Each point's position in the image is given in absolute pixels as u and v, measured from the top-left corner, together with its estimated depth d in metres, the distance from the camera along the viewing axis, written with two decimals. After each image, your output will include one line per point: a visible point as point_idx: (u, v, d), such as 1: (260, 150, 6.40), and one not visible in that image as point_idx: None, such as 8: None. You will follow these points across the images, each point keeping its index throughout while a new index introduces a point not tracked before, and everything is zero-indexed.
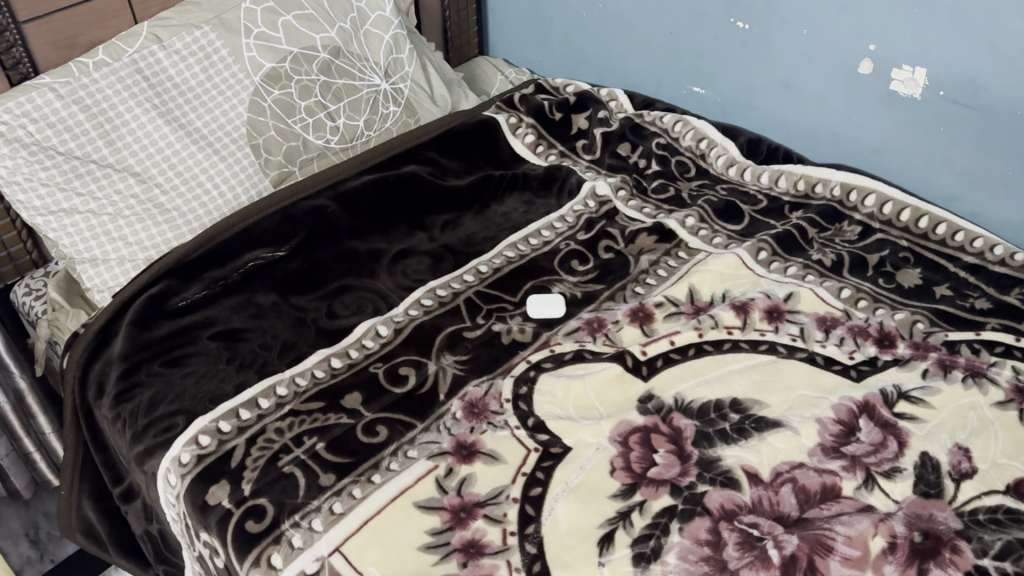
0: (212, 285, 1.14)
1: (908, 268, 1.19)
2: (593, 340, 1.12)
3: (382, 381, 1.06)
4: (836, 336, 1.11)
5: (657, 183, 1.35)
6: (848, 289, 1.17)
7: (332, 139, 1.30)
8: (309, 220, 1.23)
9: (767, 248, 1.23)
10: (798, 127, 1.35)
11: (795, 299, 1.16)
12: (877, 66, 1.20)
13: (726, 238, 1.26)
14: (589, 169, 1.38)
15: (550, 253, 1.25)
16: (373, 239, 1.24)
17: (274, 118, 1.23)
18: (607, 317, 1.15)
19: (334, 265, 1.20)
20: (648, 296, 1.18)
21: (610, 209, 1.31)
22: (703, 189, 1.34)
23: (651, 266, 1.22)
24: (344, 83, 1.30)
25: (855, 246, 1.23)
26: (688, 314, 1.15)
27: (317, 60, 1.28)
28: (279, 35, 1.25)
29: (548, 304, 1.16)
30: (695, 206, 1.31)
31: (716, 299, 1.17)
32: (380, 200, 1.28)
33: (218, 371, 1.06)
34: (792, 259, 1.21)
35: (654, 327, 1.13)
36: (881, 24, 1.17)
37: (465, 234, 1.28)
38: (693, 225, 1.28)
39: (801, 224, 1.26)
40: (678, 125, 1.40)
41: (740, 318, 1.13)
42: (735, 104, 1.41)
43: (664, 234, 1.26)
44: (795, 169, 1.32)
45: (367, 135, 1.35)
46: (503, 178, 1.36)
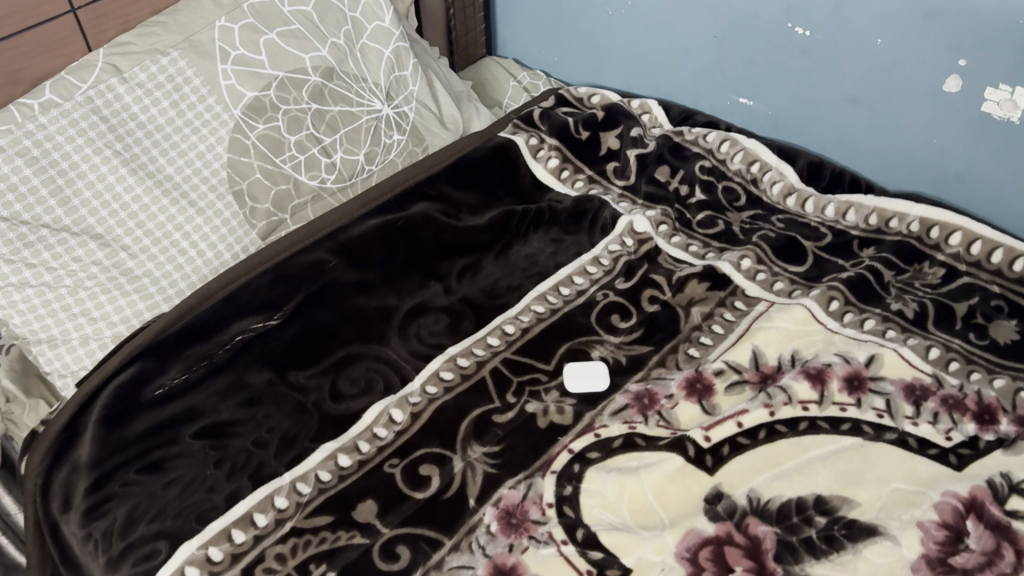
0: (194, 366, 0.96)
1: (1003, 319, 1.03)
2: (645, 420, 0.96)
3: (400, 484, 0.89)
4: (928, 410, 0.96)
5: (703, 215, 1.18)
6: (937, 348, 1.01)
7: (328, 178, 1.11)
8: (306, 280, 1.04)
9: (839, 296, 1.07)
10: (867, 147, 1.18)
11: (877, 363, 1.00)
12: (967, 83, 1.02)
13: (789, 283, 1.09)
14: (623, 198, 1.20)
15: (586, 306, 1.08)
16: (382, 294, 1.07)
17: (259, 157, 1.05)
18: (659, 390, 0.99)
19: (339, 330, 1.02)
20: (705, 360, 1.01)
21: (651, 248, 1.14)
22: (758, 222, 1.16)
23: (704, 320, 1.06)
24: (339, 111, 1.11)
25: (940, 292, 1.07)
26: (754, 384, 0.99)
27: (308, 84, 1.08)
28: (261, 58, 1.06)
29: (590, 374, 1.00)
30: (750, 243, 1.14)
31: (784, 363, 1.01)
32: (387, 249, 1.10)
33: (205, 478, 0.89)
34: (868, 309, 1.06)
35: (716, 403, 0.98)
36: (974, 34, 0.98)
37: (485, 284, 1.11)
38: (749, 267, 1.11)
39: (876, 266, 1.09)
40: (725, 144, 1.22)
41: (817, 390, 0.97)
42: (789, 118, 1.23)
43: (717, 280, 1.09)
44: (868, 201, 1.14)
45: (368, 170, 1.16)
46: (527, 213, 1.18)
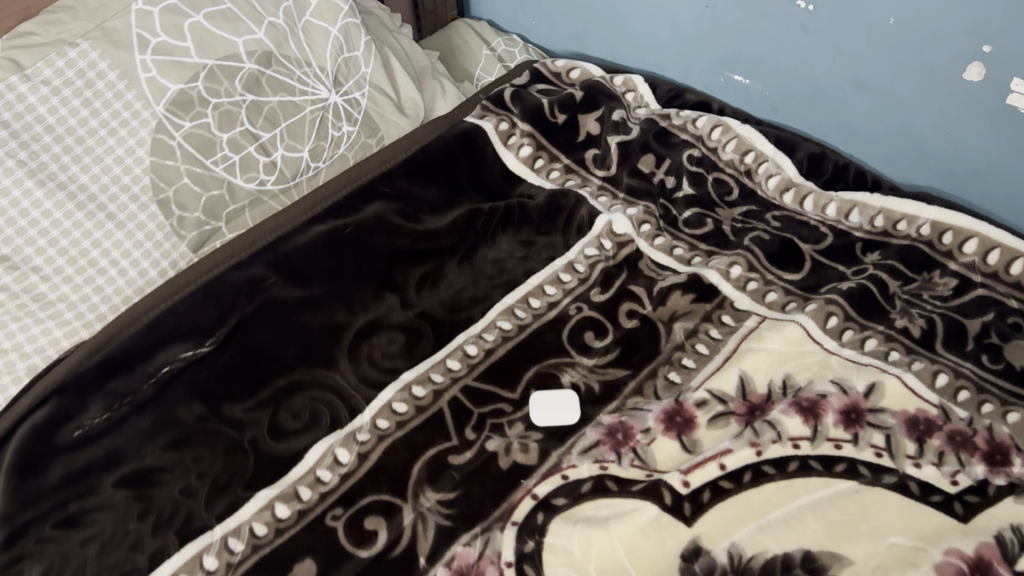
0: (116, 403, 0.87)
1: (1021, 339, 0.93)
2: (618, 460, 0.87)
3: (344, 540, 0.81)
4: (932, 449, 0.86)
5: (690, 213, 1.06)
6: (945, 374, 0.91)
7: (268, 179, 0.99)
8: (241, 298, 0.94)
9: (837, 311, 0.96)
10: (873, 137, 1.05)
11: (878, 392, 0.90)
12: (991, 72, 0.89)
13: (783, 295, 0.98)
14: (603, 192, 1.08)
15: (557, 321, 0.97)
16: (329, 310, 0.96)
17: (187, 160, 0.93)
18: (634, 423, 0.89)
19: (279, 352, 0.93)
20: (687, 388, 0.91)
21: (632, 253, 1.02)
22: (751, 220, 1.05)
23: (687, 339, 0.95)
24: (279, 102, 0.99)
25: (951, 305, 0.96)
26: (739, 417, 0.89)
27: (241, 73, 0.96)
28: (187, 43, 0.92)
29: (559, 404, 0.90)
30: (741, 247, 1.02)
31: (775, 392, 0.90)
32: (334, 259, 0.99)
33: (128, 534, 0.80)
34: (870, 326, 0.95)
35: (697, 439, 0.88)
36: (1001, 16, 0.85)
37: (447, 295, 1.00)
38: (740, 276, 1.00)
39: (879, 275, 0.98)
40: (717, 131, 1.10)
41: (810, 426, 0.88)
42: (787, 100, 1.10)
43: (703, 291, 0.98)
44: (874, 200, 1.02)
45: (315, 168, 1.03)
46: (494, 212, 1.06)
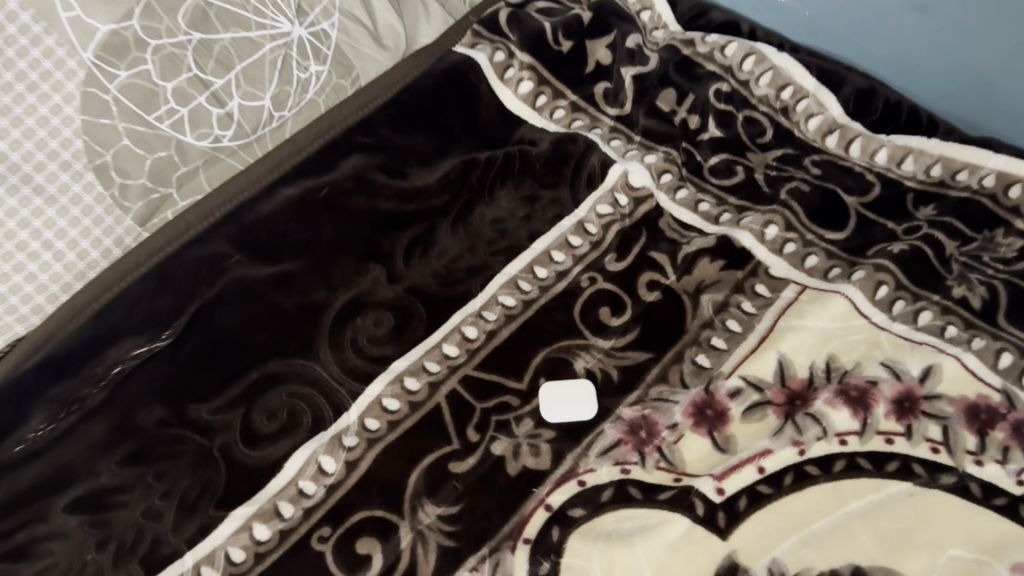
0: (63, 412, 0.74)
1: None
2: (642, 461, 0.77)
3: (333, 565, 0.71)
4: (995, 443, 0.76)
5: (717, 158, 0.92)
6: (1010, 353, 0.79)
7: (224, 134, 0.82)
8: (201, 279, 0.81)
9: (888, 280, 0.84)
10: (929, 69, 0.90)
11: (934, 377, 0.79)
12: None
13: (826, 258, 0.86)
14: (615, 134, 0.94)
15: (568, 295, 0.85)
16: (305, 288, 0.84)
17: (125, 117, 0.76)
18: (659, 418, 0.79)
19: (250, 340, 0.81)
20: (719, 373, 0.80)
21: (651, 210, 0.89)
22: (789, 167, 0.91)
23: (717, 313, 0.84)
24: (233, 39, 0.80)
25: (1014, 270, 0.83)
26: (779, 409, 0.78)
27: (185, 7, 0.76)
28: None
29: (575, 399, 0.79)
30: (776, 202, 0.89)
31: (818, 377, 0.80)
32: (307, 228, 0.85)
33: (86, 566, 0.70)
34: (923, 297, 0.83)
35: (731, 435, 0.77)
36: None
37: (441, 265, 0.87)
38: (776, 237, 0.87)
39: (934, 234, 0.86)
40: (749, 61, 0.93)
41: (859, 419, 0.77)
42: (830, 23, 0.94)
43: (734, 256, 0.86)
44: (931, 146, 0.88)
45: (279, 118, 0.85)
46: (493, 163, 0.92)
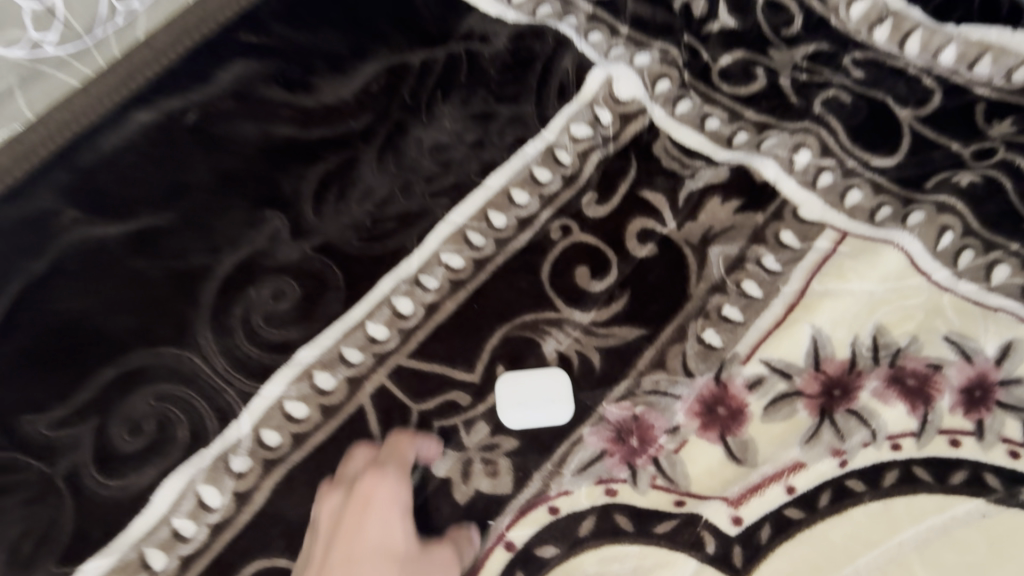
0: None
1: None
2: (633, 479, 0.58)
3: None
4: None
5: (729, 59, 0.69)
6: None
7: (46, 40, 0.58)
8: (27, 239, 0.62)
9: (954, 224, 0.63)
10: None
11: (1015, 356, 0.60)
12: None
13: (873, 194, 0.65)
14: (594, 24, 0.70)
15: (534, 248, 0.64)
16: (175, 249, 0.62)
17: None
18: (655, 420, 0.60)
19: (102, 323, 0.61)
20: (733, 358, 0.61)
21: (642, 132, 0.67)
22: (825, 69, 0.68)
23: (730, 274, 0.63)
24: None
25: None
26: (812, 404, 0.59)
27: None
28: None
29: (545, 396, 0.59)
30: (808, 117, 0.67)
31: (865, 360, 0.60)
32: (173, 164, 0.64)
33: None
34: (998, 245, 0.63)
35: (750, 441, 0.59)
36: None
37: (364, 214, 0.64)
38: (808, 165, 0.66)
39: (1015, 160, 0.65)
40: None
41: (917, 416, 0.59)
42: None
43: (753, 194, 0.65)
44: (1017, 42, 0.65)
45: (123, 12, 0.62)
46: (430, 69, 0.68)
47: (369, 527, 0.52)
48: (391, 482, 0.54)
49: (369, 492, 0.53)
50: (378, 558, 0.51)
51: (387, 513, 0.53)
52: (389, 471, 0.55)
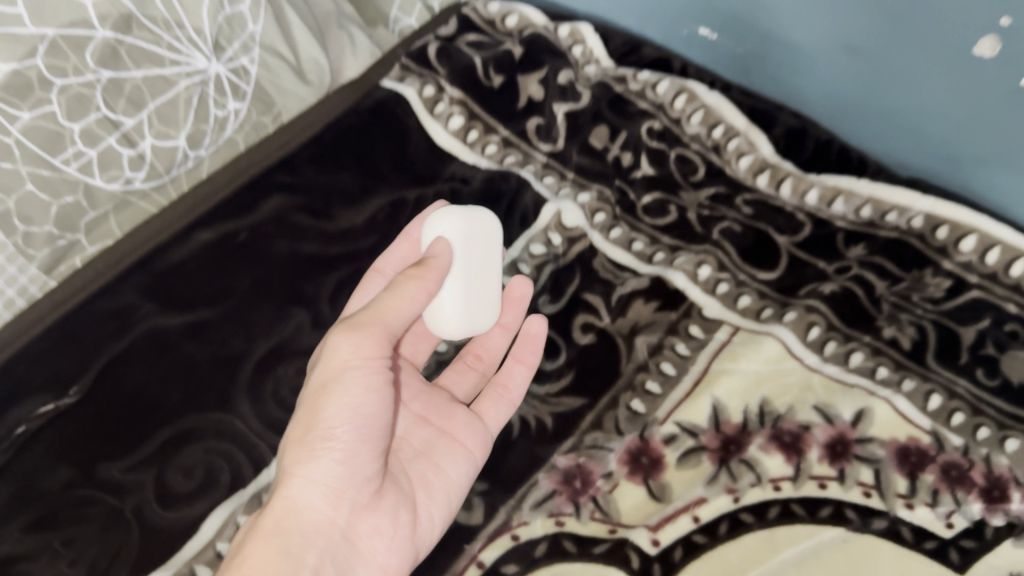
0: None
1: (1018, 349, 0.82)
2: (577, 512, 0.75)
3: None
4: (926, 486, 0.76)
5: (650, 198, 0.92)
6: (938, 395, 0.80)
7: (136, 176, 0.79)
8: (100, 330, 0.76)
9: (820, 321, 0.84)
10: (860, 110, 0.91)
11: (866, 420, 0.79)
12: (1010, 48, 0.75)
13: (758, 299, 0.86)
14: (548, 171, 0.93)
15: None
16: (218, 339, 0.79)
17: (29, 162, 0.72)
18: (595, 466, 0.77)
19: (162, 397, 0.76)
20: (654, 420, 0.79)
21: (585, 250, 0.88)
22: (721, 207, 0.91)
23: (651, 357, 0.82)
24: (146, 78, 0.77)
25: (942, 310, 0.85)
26: (713, 454, 0.77)
27: (94, 43, 0.72)
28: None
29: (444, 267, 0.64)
30: (709, 242, 0.89)
31: (753, 421, 0.79)
32: (224, 275, 0.82)
33: None
34: (854, 338, 0.83)
35: (667, 483, 0.76)
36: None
37: None
38: (709, 277, 0.87)
39: (865, 275, 0.86)
40: (681, 99, 0.94)
41: (792, 463, 0.77)
42: (763, 60, 0.95)
43: (668, 298, 0.85)
44: (860, 188, 0.89)
45: (195, 157, 0.84)
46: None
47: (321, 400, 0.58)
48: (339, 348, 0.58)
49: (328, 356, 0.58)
50: (316, 397, 0.59)
51: (327, 370, 0.59)
52: (365, 326, 0.58)
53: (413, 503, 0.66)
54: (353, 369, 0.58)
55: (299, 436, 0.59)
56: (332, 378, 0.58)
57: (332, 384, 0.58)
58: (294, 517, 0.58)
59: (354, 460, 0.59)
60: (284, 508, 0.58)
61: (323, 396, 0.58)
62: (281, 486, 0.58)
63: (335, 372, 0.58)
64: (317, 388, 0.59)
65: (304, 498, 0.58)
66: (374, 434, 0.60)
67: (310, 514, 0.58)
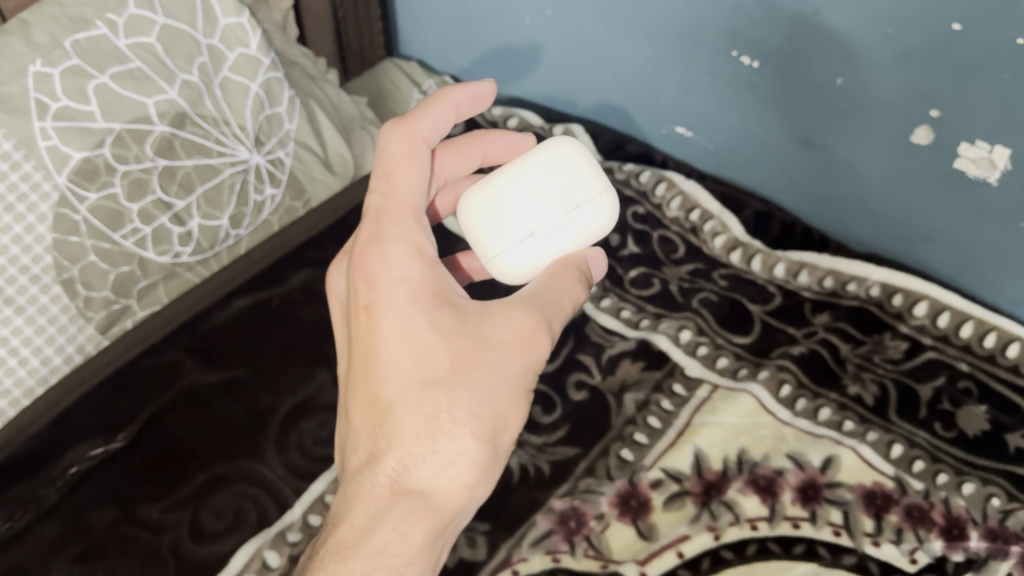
0: (19, 511, 0.79)
1: (971, 404, 0.90)
2: (571, 549, 0.82)
3: None
4: (891, 526, 0.82)
5: (636, 272, 1.05)
6: (899, 444, 0.87)
7: (183, 251, 0.91)
8: (146, 386, 0.86)
9: (790, 379, 0.93)
10: (819, 195, 1.04)
11: (834, 466, 0.86)
12: (939, 136, 0.87)
13: (734, 360, 0.95)
14: None
15: None
16: (250, 393, 0.88)
17: (93, 237, 0.84)
18: (588, 509, 0.85)
19: (198, 445, 0.84)
20: (641, 467, 0.87)
21: (578, 317, 1.00)
22: (700, 281, 1.04)
23: (639, 411, 0.91)
24: (196, 167, 0.90)
25: (902, 369, 0.94)
26: (696, 497, 0.85)
27: (152, 137, 0.86)
28: (101, 75, 0.83)
29: (548, 241, 0.67)
30: (689, 310, 1.00)
31: (731, 468, 0.86)
32: (257, 337, 0.92)
33: None
34: (822, 394, 0.92)
35: (654, 523, 0.83)
36: (999, 54, 0.76)
37: None
38: (689, 340, 0.97)
39: (830, 338, 0.97)
40: (661, 186, 1.11)
41: (767, 505, 0.84)
42: (732, 155, 1.09)
43: (652, 359, 0.95)
44: (822, 261, 1.02)
45: (235, 235, 0.96)
46: None
47: (500, 382, 0.60)
48: (524, 337, 0.62)
49: (505, 338, 0.61)
50: (495, 381, 0.60)
51: (510, 358, 0.61)
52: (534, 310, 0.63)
53: None
54: (533, 363, 0.62)
55: (470, 411, 0.60)
56: (518, 374, 0.61)
57: (516, 377, 0.61)
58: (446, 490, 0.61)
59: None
60: (437, 477, 0.60)
61: (502, 380, 0.60)
62: (444, 456, 0.60)
63: (520, 367, 0.61)
64: (503, 377, 0.60)
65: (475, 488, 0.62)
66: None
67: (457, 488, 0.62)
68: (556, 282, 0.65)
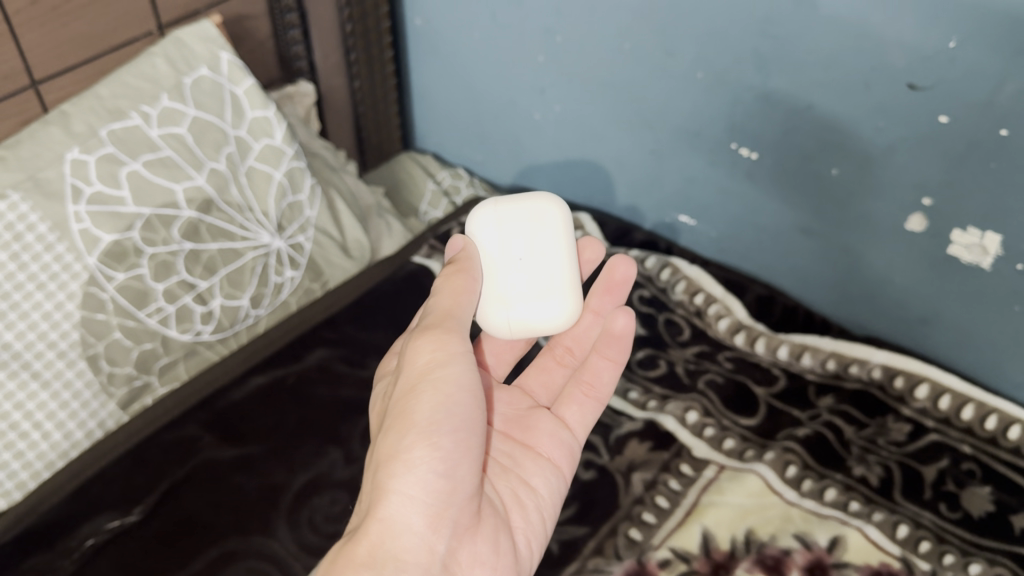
0: None
1: (975, 486, 0.91)
2: None
3: None
4: None
5: (643, 353, 1.07)
6: (905, 524, 0.87)
7: (204, 329, 0.95)
8: (164, 461, 0.88)
9: (796, 460, 0.94)
10: (819, 280, 1.07)
11: (841, 546, 0.85)
12: (933, 223, 0.91)
13: (740, 441, 0.97)
14: None
15: None
16: (263, 468, 0.89)
17: (119, 315, 0.87)
18: None
19: (212, 520, 0.84)
20: (650, 546, 0.86)
21: None
22: (705, 362, 1.06)
23: (647, 492, 0.92)
24: (219, 250, 0.94)
25: (905, 451, 0.95)
26: None
27: (179, 221, 0.91)
28: (133, 162, 0.88)
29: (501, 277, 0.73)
30: (695, 392, 1.02)
31: (738, 547, 0.86)
32: (274, 412, 0.94)
33: None
34: (827, 476, 0.92)
35: None
36: (982, 144, 0.81)
37: None
38: (696, 421, 0.98)
39: (834, 421, 0.98)
40: (665, 271, 1.14)
41: None
42: (733, 243, 1.13)
43: (660, 439, 0.97)
44: (823, 344, 1.05)
45: (254, 315, 1.00)
46: None
47: (419, 396, 0.63)
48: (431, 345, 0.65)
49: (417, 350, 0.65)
50: (412, 391, 0.64)
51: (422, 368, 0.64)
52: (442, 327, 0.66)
53: (509, 524, 0.71)
54: (445, 366, 0.64)
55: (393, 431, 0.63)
56: (425, 374, 0.64)
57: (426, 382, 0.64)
58: (388, 522, 0.61)
59: (450, 474, 0.63)
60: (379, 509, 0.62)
61: (420, 390, 0.64)
62: (382, 485, 0.62)
63: (429, 372, 0.64)
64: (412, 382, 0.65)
65: (412, 520, 0.62)
66: (455, 447, 0.63)
67: (409, 521, 0.62)
68: (447, 284, 0.68)
